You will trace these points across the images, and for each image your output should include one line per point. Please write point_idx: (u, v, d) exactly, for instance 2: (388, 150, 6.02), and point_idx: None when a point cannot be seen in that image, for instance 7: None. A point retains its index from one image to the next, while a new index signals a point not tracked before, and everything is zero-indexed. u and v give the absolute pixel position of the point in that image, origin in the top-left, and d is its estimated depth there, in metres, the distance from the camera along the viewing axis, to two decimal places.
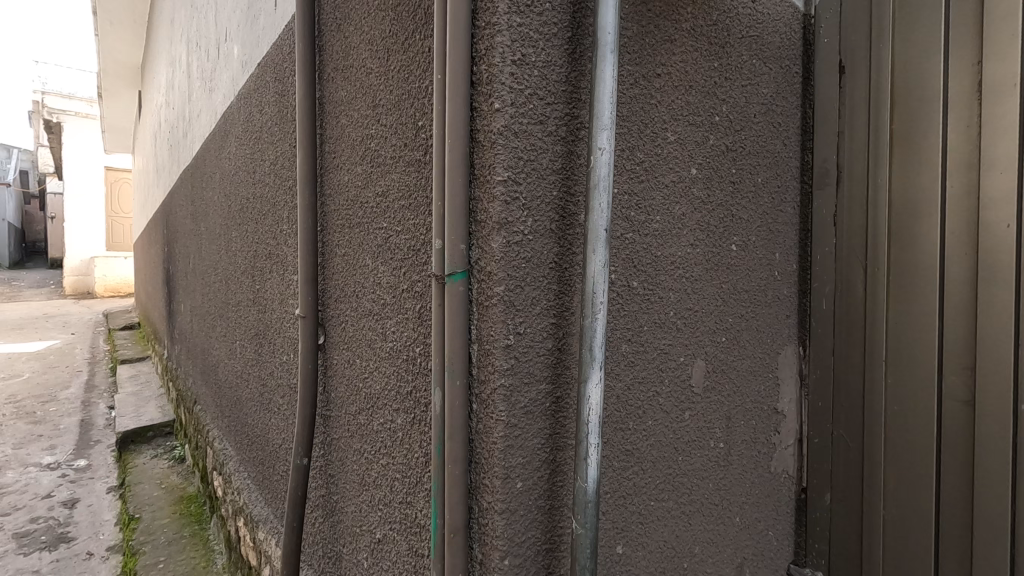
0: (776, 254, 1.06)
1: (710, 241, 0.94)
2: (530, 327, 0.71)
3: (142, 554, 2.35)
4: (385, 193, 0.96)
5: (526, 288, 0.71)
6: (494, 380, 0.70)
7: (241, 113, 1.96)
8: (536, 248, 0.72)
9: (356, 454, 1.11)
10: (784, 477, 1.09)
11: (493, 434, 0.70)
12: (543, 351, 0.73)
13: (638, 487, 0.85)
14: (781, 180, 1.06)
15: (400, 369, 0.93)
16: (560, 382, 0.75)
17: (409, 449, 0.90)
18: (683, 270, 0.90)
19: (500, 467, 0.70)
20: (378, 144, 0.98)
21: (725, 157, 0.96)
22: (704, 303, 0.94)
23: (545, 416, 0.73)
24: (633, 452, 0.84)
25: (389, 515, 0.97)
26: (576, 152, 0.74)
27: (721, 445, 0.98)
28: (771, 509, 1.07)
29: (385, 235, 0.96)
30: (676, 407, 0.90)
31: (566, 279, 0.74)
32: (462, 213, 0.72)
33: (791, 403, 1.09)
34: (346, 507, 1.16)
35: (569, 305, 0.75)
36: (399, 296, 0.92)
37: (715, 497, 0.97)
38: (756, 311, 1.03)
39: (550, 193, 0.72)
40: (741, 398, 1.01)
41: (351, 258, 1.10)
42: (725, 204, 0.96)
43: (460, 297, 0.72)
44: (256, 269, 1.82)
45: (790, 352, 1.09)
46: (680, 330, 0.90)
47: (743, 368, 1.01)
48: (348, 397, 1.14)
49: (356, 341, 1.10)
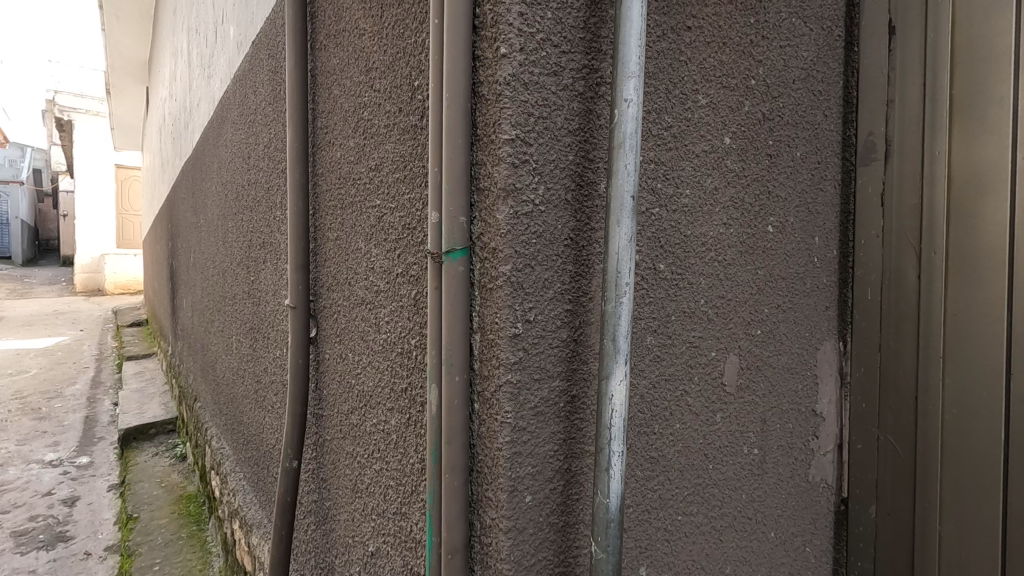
0: (816, 237, 0.94)
1: (746, 221, 0.83)
2: (541, 314, 0.61)
3: (137, 555, 2.27)
4: (378, 167, 0.86)
5: (537, 268, 0.60)
6: (499, 375, 0.59)
7: (236, 97, 1.87)
8: (549, 221, 0.61)
9: (349, 458, 1.01)
10: (823, 487, 0.98)
11: (497, 439, 0.60)
12: (556, 343, 0.62)
13: (664, 500, 0.74)
14: (821, 154, 0.94)
15: (393, 364, 0.83)
16: (576, 379, 0.64)
17: (403, 453, 0.80)
18: (716, 252, 0.79)
19: (506, 478, 0.59)
20: (371, 113, 0.88)
21: (762, 127, 0.85)
22: (738, 291, 0.83)
23: (558, 418, 0.63)
24: (659, 459, 0.73)
25: (383, 526, 0.87)
26: (595, 111, 0.64)
27: (756, 451, 0.87)
28: (808, 523, 0.96)
29: (379, 213, 0.86)
30: (707, 408, 0.79)
31: (584, 259, 0.64)
32: (463, 180, 0.61)
33: (831, 405, 0.98)
34: (339, 515, 1.06)
35: (587, 289, 0.64)
36: (393, 282, 0.82)
37: (749, 510, 0.86)
38: (793, 301, 0.92)
39: (565, 157, 0.62)
40: (777, 399, 0.90)
41: (343, 242, 1.00)
42: (762, 179, 0.85)
43: (460, 277, 0.62)
44: (251, 260, 1.72)
45: (829, 348, 0.97)
46: (711, 321, 0.79)
47: (780, 365, 0.90)
48: (341, 395, 1.04)
49: (349, 332, 1.00)
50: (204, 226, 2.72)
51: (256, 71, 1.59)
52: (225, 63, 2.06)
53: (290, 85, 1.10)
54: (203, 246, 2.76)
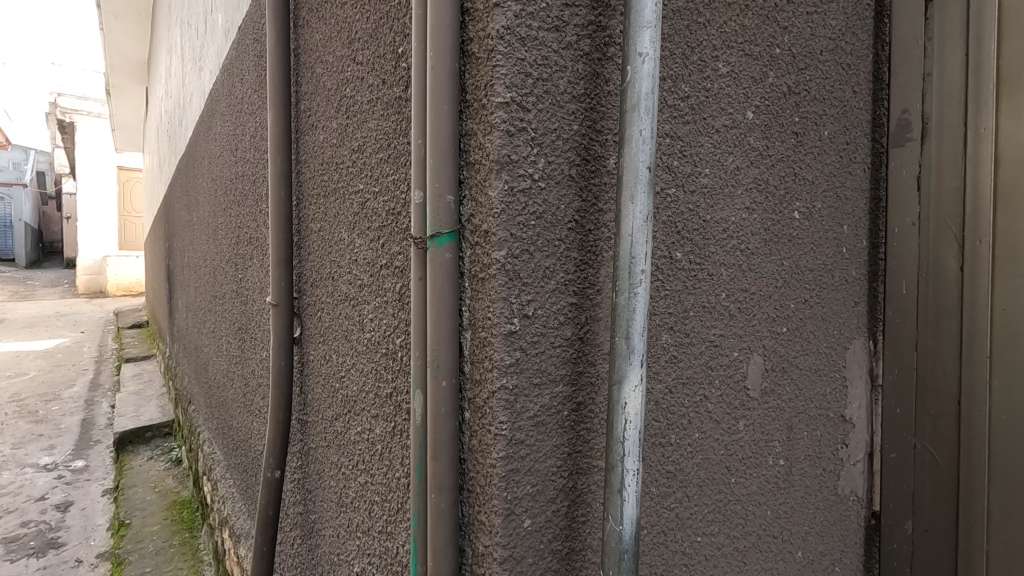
0: (845, 226, 0.86)
1: (770, 206, 0.75)
2: (542, 309, 0.53)
3: (127, 563, 2.19)
4: (361, 148, 0.77)
5: (536, 255, 0.52)
6: (493, 380, 0.51)
7: (224, 87, 1.79)
8: (550, 200, 0.53)
9: (334, 468, 0.93)
10: (852, 500, 0.89)
11: (491, 454, 0.51)
12: (559, 342, 0.54)
13: (681, 520, 0.66)
14: (850, 135, 0.86)
15: (378, 366, 0.74)
16: (582, 384, 0.56)
17: (389, 466, 0.71)
18: (738, 240, 0.71)
19: (501, 500, 0.51)
20: (353, 89, 0.80)
21: (787, 101, 0.76)
22: (762, 284, 0.74)
23: (562, 428, 0.54)
24: (676, 473, 0.65)
25: (368, 545, 0.79)
26: (603, 75, 0.55)
27: (782, 463, 0.78)
28: (837, 540, 0.87)
29: (362, 199, 0.78)
30: (728, 415, 0.70)
31: (591, 245, 0.55)
32: (450, 152, 0.53)
33: (861, 410, 0.89)
34: (324, 530, 0.98)
35: (594, 280, 0.56)
36: (377, 274, 0.73)
37: (775, 528, 0.77)
38: (821, 296, 0.83)
39: (569, 127, 0.53)
40: (804, 404, 0.81)
41: (327, 233, 0.92)
42: (787, 159, 0.77)
43: (448, 266, 0.53)
44: (239, 257, 1.64)
45: (859, 347, 0.89)
46: (733, 317, 0.70)
47: (807, 367, 0.81)
48: (325, 400, 0.95)
49: (333, 332, 0.91)
50: (196, 223, 2.63)
51: (242, 58, 1.51)
52: (214, 54, 1.98)
53: (271, 64, 1.02)
54: (195, 244, 2.67)
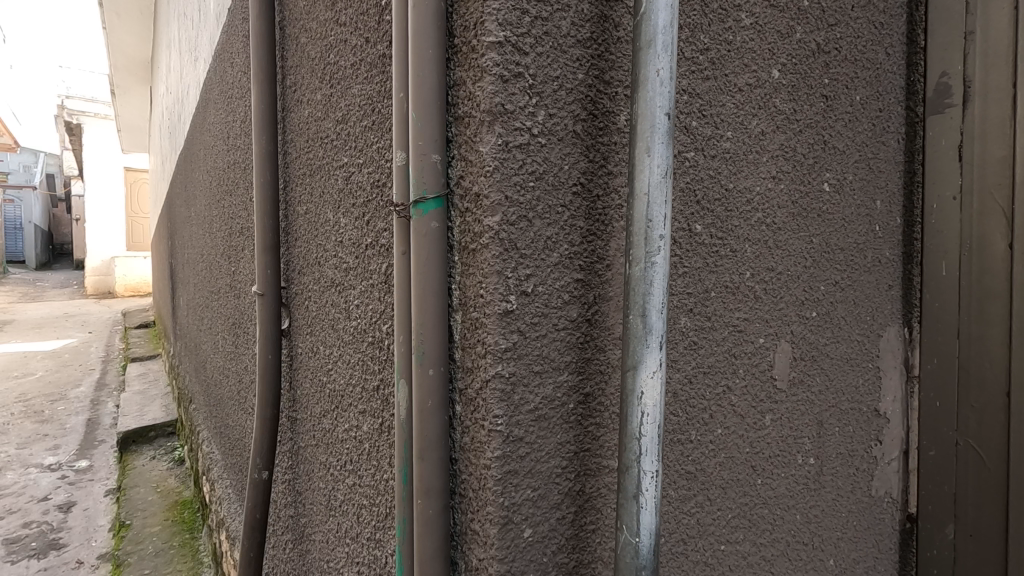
0: (878, 201, 0.78)
1: (799, 176, 0.67)
2: (542, 285, 0.45)
3: (126, 565, 2.13)
4: (346, 118, 0.71)
5: (536, 223, 0.45)
6: (486, 367, 0.44)
7: (216, 74, 1.73)
8: (552, 159, 0.45)
9: (323, 469, 0.86)
10: (887, 502, 0.82)
11: (485, 453, 0.44)
12: (563, 324, 0.47)
13: (703, 527, 0.58)
14: (883, 101, 0.78)
15: (364, 357, 0.67)
16: (590, 372, 0.48)
17: (377, 467, 0.64)
18: (763, 213, 0.63)
19: (497, 507, 0.44)
20: (337, 55, 0.73)
21: (816, 60, 0.68)
22: (790, 263, 0.67)
23: (567, 424, 0.47)
24: (697, 474, 0.58)
25: (357, 554, 0.72)
26: (612, 17, 0.48)
27: (812, 462, 0.71)
28: (871, 546, 0.80)
29: (347, 174, 0.71)
30: (754, 409, 0.63)
31: (599, 213, 0.48)
32: (436, 105, 0.46)
33: (895, 404, 0.81)
34: (315, 535, 0.91)
35: (603, 253, 0.49)
36: (362, 256, 0.67)
37: (805, 534, 0.70)
38: (853, 278, 0.75)
39: (573, 76, 0.46)
40: (835, 397, 0.73)
41: (313, 214, 0.85)
42: (816, 125, 0.69)
43: (435, 236, 0.46)
44: (232, 249, 1.57)
45: (893, 335, 0.81)
46: (758, 300, 0.63)
47: (838, 356, 0.74)
48: (314, 395, 0.88)
49: (320, 322, 0.84)
50: (195, 219, 2.57)
51: (232, 41, 1.45)
52: (208, 42, 1.91)
53: (253, 36, 0.95)
54: (193, 240, 2.61)
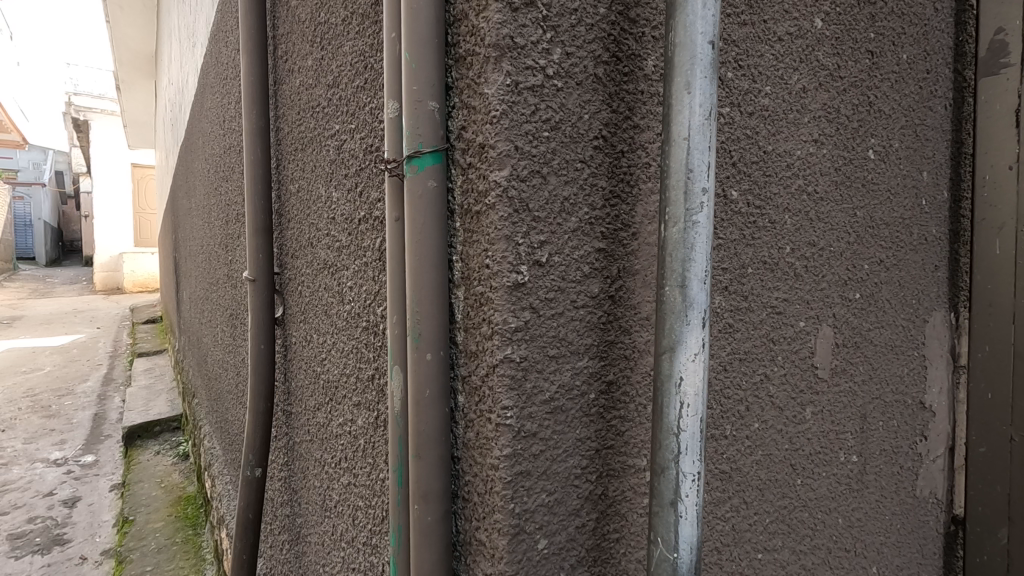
0: (924, 172, 0.70)
1: (842, 140, 0.60)
2: (559, 255, 0.39)
3: (129, 561, 2.09)
4: (337, 81, 0.64)
5: (551, 179, 0.38)
6: (492, 351, 0.37)
7: (212, 57, 1.66)
8: (569, 106, 0.39)
9: (318, 466, 0.80)
10: (931, 503, 0.75)
11: (491, 452, 0.38)
12: (582, 301, 0.40)
13: (738, 534, 0.52)
14: (931, 62, 0.70)
15: (358, 344, 0.61)
16: (613, 357, 0.42)
17: (372, 465, 0.58)
18: (804, 180, 0.56)
19: (506, 515, 0.37)
20: (327, 13, 0.66)
21: (862, 11, 0.61)
22: (832, 238, 0.60)
23: (587, 417, 0.41)
24: (732, 475, 0.51)
25: (352, 559, 0.66)
26: None
27: (855, 459, 0.64)
28: (915, 551, 0.73)
29: (338, 143, 0.64)
30: (794, 401, 0.56)
31: (624, 172, 0.42)
32: (433, 43, 0.39)
33: (941, 396, 0.74)
34: (311, 536, 0.85)
35: (629, 219, 0.42)
36: (355, 232, 0.60)
37: (847, 540, 0.63)
38: (898, 257, 0.68)
39: (594, 9, 0.39)
40: (878, 388, 0.66)
41: (305, 191, 0.79)
42: (860, 84, 0.62)
43: (432, 198, 0.39)
44: (229, 237, 1.51)
45: (939, 321, 0.74)
46: (798, 278, 0.56)
47: (882, 343, 0.66)
48: (308, 387, 0.82)
49: (313, 308, 0.78)
50: (195, 209, 2.51)
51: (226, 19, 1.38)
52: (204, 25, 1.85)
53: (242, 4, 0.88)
54: (194, 231, 2.56)
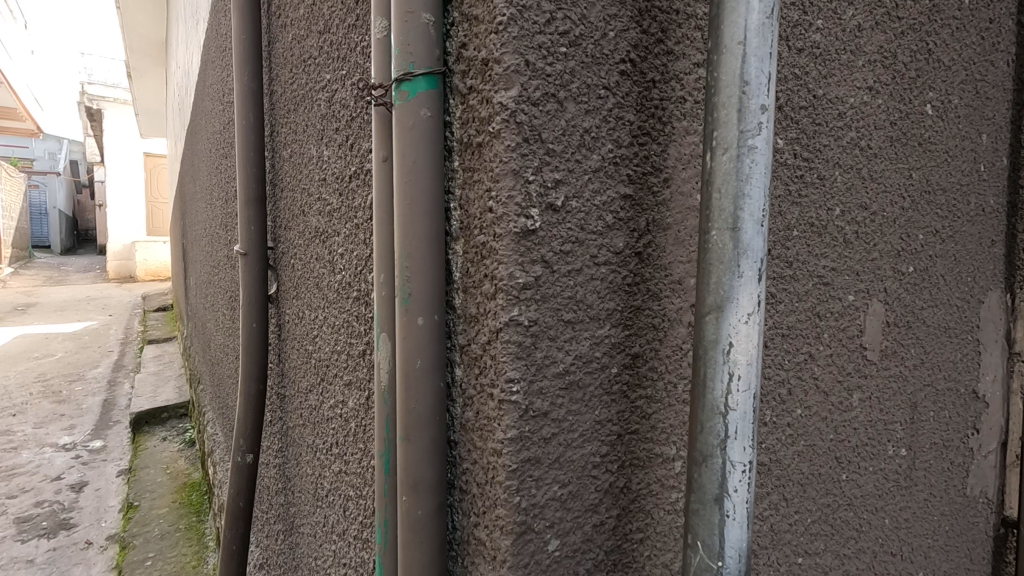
0: (985, 134, 0.63)
1: (897, 91, 0.53)
2: (577, 199, 0.32)
3: (131, 547, 2.05)
4: (329, 24, 0.57)
5: (569, 107, 0.32)
6: (496, 313, 0.31)
7: (213, 29, 1.60)
8: (591, 19, 0.32)
9: (311, 453, 0.74)
10: (982, 504, 0.67)
11: (494, 435, 0.31)
12: (604, 257, 0.34)
13: (778, 535, 0.45)
14: (995, 9, 0.62)
15: (349, 317, 0.55)
16: (639, 326, 0.35)
17: (363, 450, 0.52)
18: (857, 132, 0.49)
19: (510, 510, 0.31)
20: None
21: None
22: (886, 202, 0.52)
23: (608, 396, 0.34)
24: (772, 467, 0.45)
25: (343, 553, 0.60)
26: None
27: (904, 453, 0.57)
28: (962, 555, 0.66)
29: (330, 94, 0.58)
30: (840, 385, 0.49)
31: (655, 106, 0.35)
32: None
33: (995, 385, 0.67)
34: (305, 527, 0.80)
35: (660, 162, 0.35)
36: (347, 191, 0.54)
37: (893, 543, 0.57)
38: (954, 228, 0.60)
39: None
40: (930, 374, 0.59)
41: (298, 155, 0.73)
42: (919, 28, 0.54)
43: (424, 131, 0.33)
44: (229, 216, 1.46)
45: (995, 301, 0.66)
46: (847, 245, 0.49)
47: (935, 324, 0.59)
48: (301, 367, 0.77)
49: (306, 281, 0.72)
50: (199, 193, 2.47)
51: None
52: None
53: None
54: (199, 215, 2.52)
